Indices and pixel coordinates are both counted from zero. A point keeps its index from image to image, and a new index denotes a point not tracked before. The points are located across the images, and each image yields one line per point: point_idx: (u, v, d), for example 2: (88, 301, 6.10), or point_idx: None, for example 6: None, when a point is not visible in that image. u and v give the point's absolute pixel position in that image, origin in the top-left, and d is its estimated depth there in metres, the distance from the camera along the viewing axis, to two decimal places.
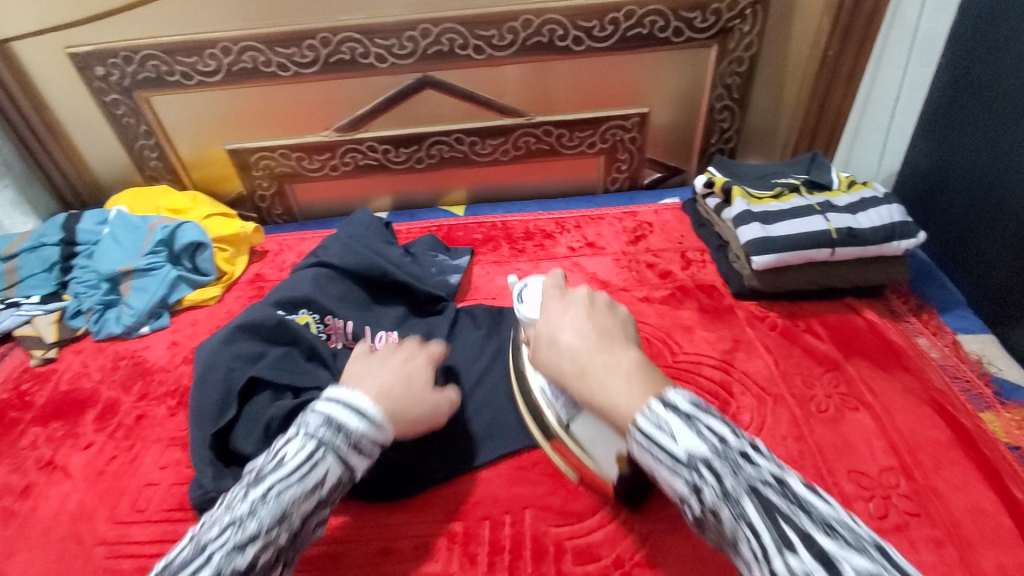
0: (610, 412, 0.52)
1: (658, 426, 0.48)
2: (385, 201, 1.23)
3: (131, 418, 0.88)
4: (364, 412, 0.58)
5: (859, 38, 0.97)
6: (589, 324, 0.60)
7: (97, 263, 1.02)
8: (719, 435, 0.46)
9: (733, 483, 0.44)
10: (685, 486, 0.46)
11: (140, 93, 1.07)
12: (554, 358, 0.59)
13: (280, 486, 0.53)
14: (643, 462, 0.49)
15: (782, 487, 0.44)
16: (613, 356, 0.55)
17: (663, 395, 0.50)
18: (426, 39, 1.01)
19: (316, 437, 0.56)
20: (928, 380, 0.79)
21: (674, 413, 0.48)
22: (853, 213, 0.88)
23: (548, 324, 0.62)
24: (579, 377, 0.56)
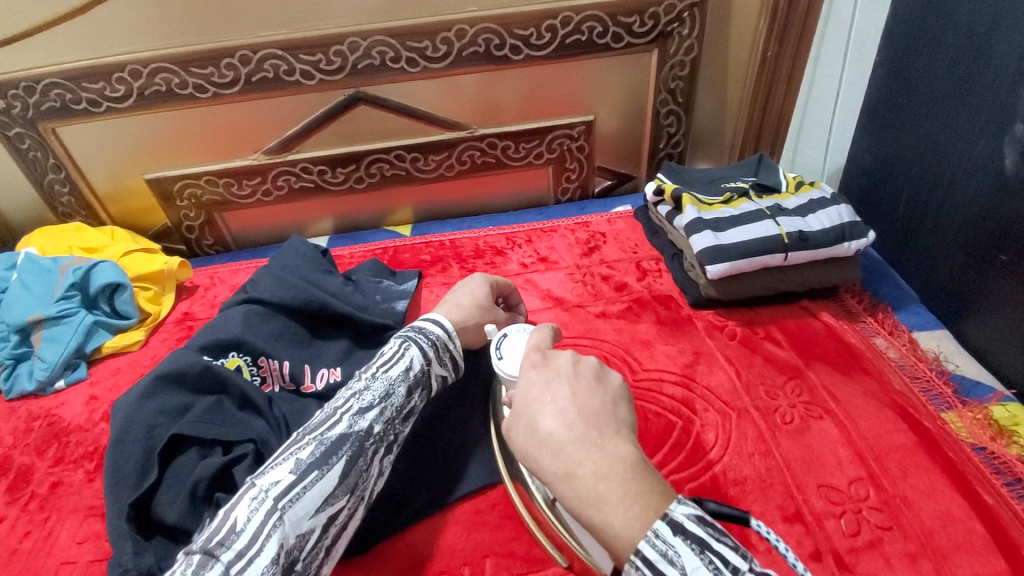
0: (598, 527, 0.42)
1: (665, 556, 0.39)
2: (326, 223, 1.16)
3: (46, 487, 0.78)
4: (439, 322, 0.68)
5: (796, 38, 0.96)
6: (579, 406, 0.46)
7: (4, 313, 0.91)
8: (734, 568, 0.39)
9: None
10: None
11: (44, 124, 0.97)
12: (532, 446, 0.46)
13: (385, 364, 0.62)
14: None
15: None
16: (607, 455, 0.43)
17: (669, 514, 0.41)
18: (355, 53, 0.95)
19: (404, 334, 0.66)
20: (888, 382, 0.78)
21: (685, 540, 0.40)
22: (803, 215, 0.86)
23: (526, 400, 0.48)
24: (564, 479, 0.44)
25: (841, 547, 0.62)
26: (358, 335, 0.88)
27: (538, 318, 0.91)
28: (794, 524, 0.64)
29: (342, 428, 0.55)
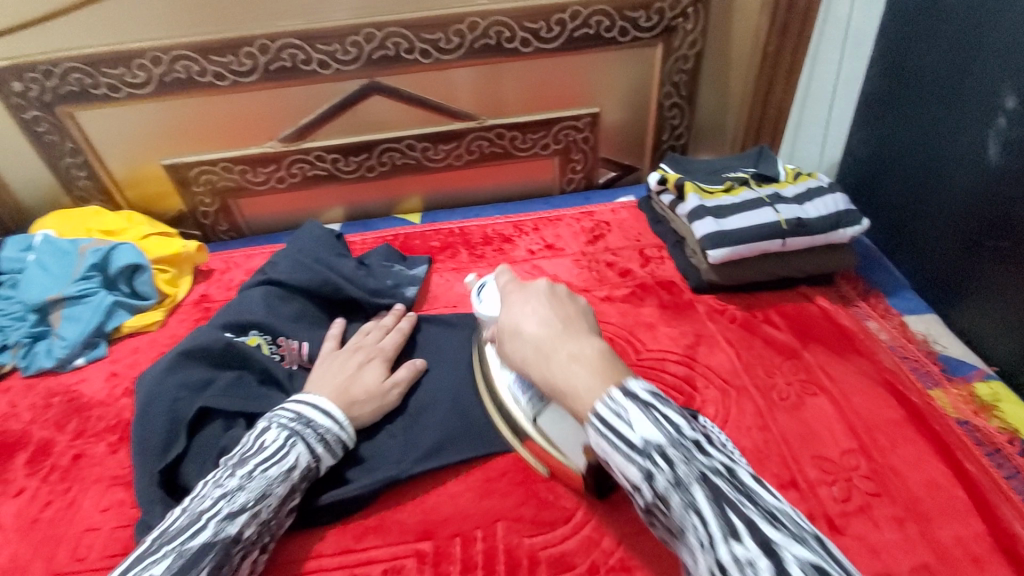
0: (569, 396, 0.51)
1: (616, 413, 0.46)
2: (337, 211, 1.19)
3: (68, 459, 0.77)
4: (331, 413, 0.67)
5: (797, 32, 1.00)
6: (552, 312, 0.59)
7: (22, 293, 0.91)
8: (676, 423, 0.46)
9: (686, 470, 0.44)
10: (639, 474, 0.45)
11: (63, 108, 1.00)
12: (517, 346, 0.58)
13: (264, 463, 0.60)
14: (598, 448, 0.47)
15: (729, 476, 0.44)
16: (578, 342, 0.54)
17: (623, 382, 0.49)
18: (370, 44, 0.98)
19: (289, 426, 0.64)
20: (879, 361, 0.82)
21: (634, 401, 0.47)
22: (801, 203, 0.90)
23: (511, 313, 0.61)
24: (542, 361, 0.55)
25: (833, 512, 0.66)
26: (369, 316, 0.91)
27: None
28: (790, 492, 0.68)
29: (205, 538, 0.53)
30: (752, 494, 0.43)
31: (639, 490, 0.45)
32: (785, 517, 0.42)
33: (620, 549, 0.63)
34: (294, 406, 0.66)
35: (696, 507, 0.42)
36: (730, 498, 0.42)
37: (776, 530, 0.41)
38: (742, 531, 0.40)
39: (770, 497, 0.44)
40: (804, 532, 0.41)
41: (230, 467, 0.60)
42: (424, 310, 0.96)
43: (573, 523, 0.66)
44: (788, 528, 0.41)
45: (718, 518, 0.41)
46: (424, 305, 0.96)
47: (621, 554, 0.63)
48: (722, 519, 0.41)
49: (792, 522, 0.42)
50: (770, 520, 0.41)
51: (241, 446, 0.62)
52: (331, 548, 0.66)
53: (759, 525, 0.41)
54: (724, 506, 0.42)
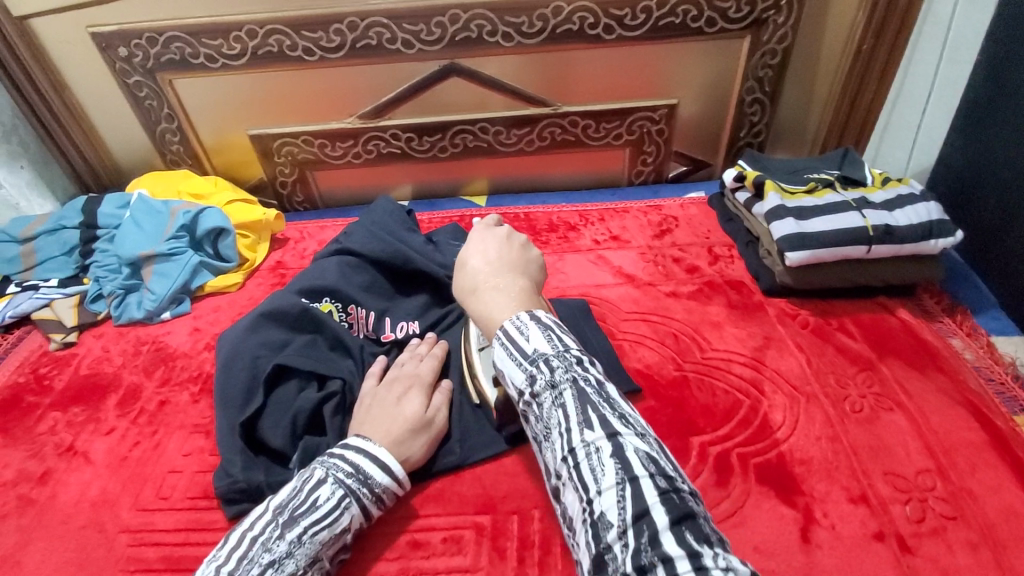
0: (485, 319, 0.58)
1: (518, 329, 0.53)
2: (405, 189, 1.21)
3: (154, 404, 0.82)
4: (389, 468, 0.63)
5: (895, 29, 0.95)
6: (498, 253, 0.64)
7: (118, 247, 0.98)
8: (565, 342, 0.52)
9: (562, 376, 0.50)
10: (524, 378, 0.51)
11: (163, 75, 1.05)
12: (459, 276, 0.64)
13: (316, 526, 0.57)
14: (498, 357, 0.54)
15: (601, 386, 0.50)
16: (507, 279, 0.61)
17: (531, 310, 0.55)
18: (454, 25, 1.00)
19: (345, 484, 0.60)
20: (963, 381, 0.78)
21: (535, 322, 0.53)
22: (890, 210, 0.86)
23: (465, 246, 0.66)
24: (472, 294, 0.61)
25: (905, 530, 0.63)
26: (437, 292, 0.91)
27: (610, 292, 0.94)
28: (858, 505, 0.66)
29: None
30: (616, 404, 0.49)
31: (523, 393, 0.52)
32: (638, 425, 0.48)
33: None
34: (352, 457, 0.61)
35: (563, 404, 0.49)
36: (594, 404, 0.48)
37: (626, 429, 0.47)
38: (598, 428, 0.47)
39: (628, 409, 0.50)
40: (646, 435, 0.48)
41: (280, 524, 0.56)
42: None
43: None
44: (636, 430, 0.48)
45: (578, 413, 0.48)
46: None
47: None
48: (583, 415, 0.48)
49: (643, 431, 0.48)
50: (624, 421, 0.48)
51: (290, 495, 0.58)
52: (393, 511, 0.68)
53: (614, 425, 0.47)
54: (586, 407, 0.48)
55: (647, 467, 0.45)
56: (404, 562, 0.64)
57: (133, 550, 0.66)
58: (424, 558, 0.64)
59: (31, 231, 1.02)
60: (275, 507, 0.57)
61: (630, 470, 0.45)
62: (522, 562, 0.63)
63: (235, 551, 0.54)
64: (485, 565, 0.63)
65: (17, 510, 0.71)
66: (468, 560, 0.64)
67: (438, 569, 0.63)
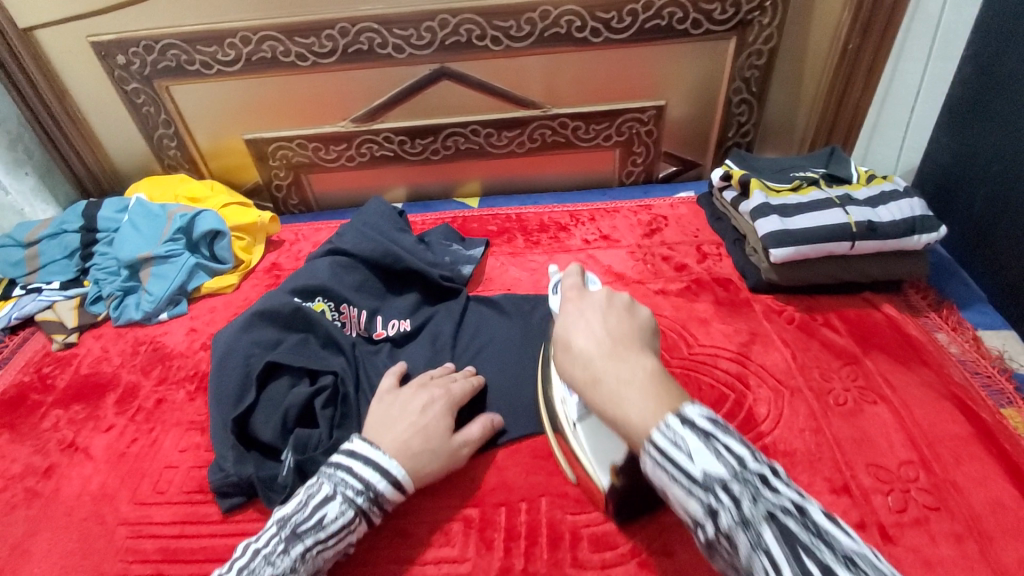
0: (623, 424, 0.46)
1: (674, 443, 0.43)
2: (400, 192, 1.23)
3: (152, 402, 0.84)
4: (396, 481, 0.63)
5: (881, 29, 0.97)
6: (607, 323, 0.53)
7: (117, 250, 1.00)
8: (738, 454, 0.42)
9: (752, 509, 0.40)
10: (700, 508, 0.42)
11: (160, 82, 1.08)
12: (568, 365, 0.52)
13: (322, 544, 0.57)
14: (655, 477, 0.44)
15: (801, 514, 0.41)
16: (628, 363, 0.49)
17: (681, 409, 0.44)
18: (444, 30, 1.02)
19: (356, 504, 0.60)
20: (947, 374, 0.79)
21: (692, 430, 0.43)
22: (873, 207, 0.87)
23: (561, 326, 0.55)
24: (591, 385, 0.49)
25: (887, 520, 0.64)
26: (427, 291, 0.93)
27: None
28: (841, 496, 0.67)
29: None
30: (826, 534, 0.40)
31: (700, 526, 0.42)
32: (867, 561, 0.38)
33: (661, 535, 0.64)
34: (360, 474, 0.61)
35: (766, 549, 0.39)
36: (802, 541, 0.39)
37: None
38: None
39: (849, 539, 0.40)
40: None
41: (283, 539, 0.56)
42: (478, 291, 0.97)
43: None
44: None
45: (791, 562, 0.38)
46: (480, 286, 0.98)
47: (662, 540, 0.63)
48: (796, 564, 0.38)
49: (875, 566, 0.38)
50: (848, 565, 0.38)
51: (295, 510, 0.58)
52: None
53: (838, 572, 0.37)
54: (796, 549, 0.39)
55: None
56: (393, 554, 0.65)
57: (130, 542, 0.68)
58: (414, 550, 0.65)
59: (33, 236, 1.04)
60: (279, 522, 0.58)
61: None
62: (508, 552, 0.64)
63: (237, 563, 0.55)
64: (472, 557, 0.64)
65: (22, 503, 0.73)
66: (456, 551, 0.65)
67: (427, 559, 0.65)
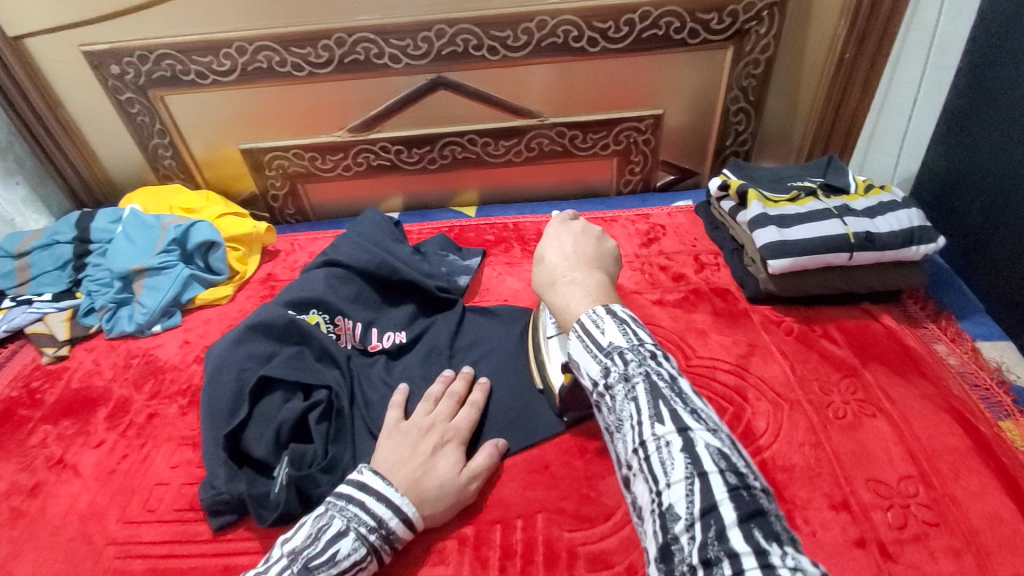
0: (563, 312, 0.59)
1: (595, 323, 0.53)
2: (397, 201, 1.23)
3: (143, 417, 0.83)
4: (408, 519, 0.61)
5: (877, 38, 0.96)
6: (575, 247, 0.65)
7: (110, 261, 0.99)
8: (643, 338, 0.51)
9: (635, 368, 0.48)
10: (599, 370, 0.50)
11: (154, 92, 1.07)
12: (538, 273, 0.65)
13: None
14: (573, 351, 0.54)
15: (674, 379, 0.48)
16: (583, 274, 0.61)
17: (609, 305, 0.55)
18: (440, 39, 1.01)
19: (368, 541, 0.59)
20: (946, 387, 0.78)
21: (613, 317, 0.53)
22: (871, 217, 0.87)
23: (541, 244, 0.67)
24: (549, 287, 0.62)
25: (886, 537, 0.63)
26: (423, 302, 0.92)
27: None
28: (840, 512, 0.66)
29: None
30: (687, 395, 0.47)
31: (596, 384, 0.51)
32: (710, 417, 0.45)
33: None
34: (373, 509, 0.60)
35: (634, 397, 0.47)
36: (664, 393, 0.46)
37: (697, 421, 0.44)
38: (666, 417, 0.45)
39: (705, 404, 0.47)
40: (719, 430, 0.45)
41: (292, 575, 0.54)
42: (475, 302, 0.97)
43: (612, 523, 0.66)
44: (708, 424, 0.45)
45: (649, 405, 0.46)
46: (476, 297, 0.98)
47: None
48: (652, 406, 0.46)
49: (715, 423, 0.45)
50: (694, 414, 0.45)
51: (306, 543, 0.57)
52: None
53: (683, 416, 0.45)
54: (658, 399, 0.46)
55: (718, 462, 0.42)
56: (386, 573, 0.64)
57: (119, 562, 0.67)
58: (407, 569, 0.64)
59: (25, 246, 1.04)
60: (287, 554, 0.56)
61: (699, 462, 0.42)
62: (503, 571, 0.63)
63: None
64: None
65: (8, 522, 0.72)
66: (450, 570, 0.64)
67: None
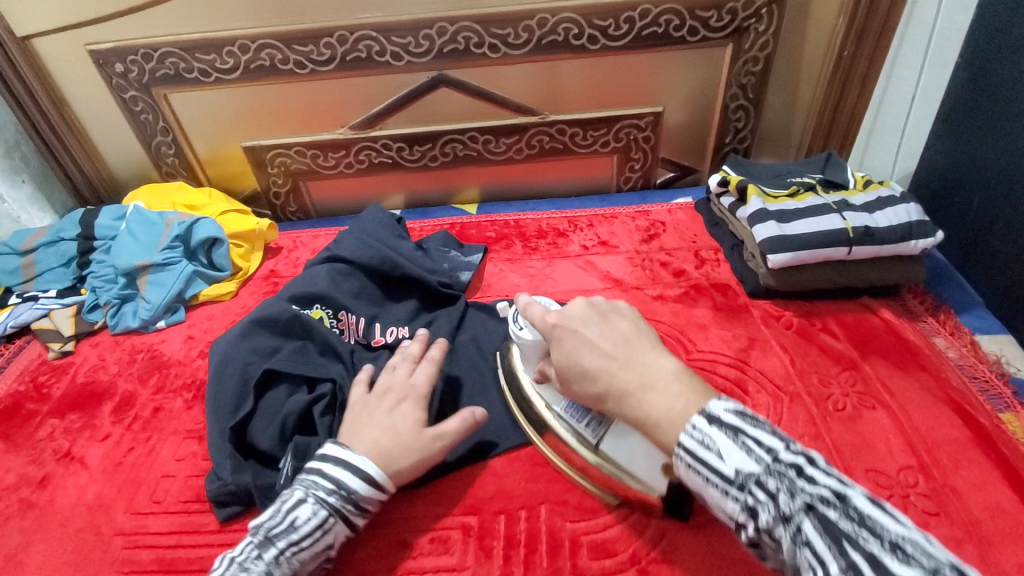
0: (657, 430, 0.50)
1: (703, 444, 0.47)
2: (398, 199, 1.24)
3: (148, 411, 0.84)
4: (371, 475, 0.62)
5: (876, 35, 0.97)
6: (608, 339, 0.56)
7: (114, 257, 1.00)
8: (767, 449, 0.45)
9: (789, 502, 0.42)
10: (739, 507, 0.44)
11: (158, 90, 1.08)
12: (590, 384, 0.55)
13: (295, 547, 0.58)
14: (693, 482, 0.48)
15: (842, 503, 0.41)
16: (647, 367, 0.53)
17: (706, 407, 0.49)
18: (442, 37, 1.02)
19: (327, 504, 0.60)
20: (945, 379, 0.79)
21: (718, 428, 0.47)
22: (870, 212, 0.88)
23: (566, 350, 0.57)
24: (620, 397, 0.53)
25: None
26: (425, 297, 0.93)
27: None
28: None
29: None
30: (871, 523, 0.40)
31: (744, 526, 0.44)
32: (917, 547, 0.38)
33: (661, 543, 0.64)
34: (328, 473, 0.61)
35: (806, 542, 0.40)
36: (843, 531, 0.39)
37: (906, 566, 0.37)
38: (862, 567, 0.38)
39: (898, 525, 0.39)
40: (941, 564, 0.37)
41: (256, 545, 0.57)
42: (476, 298, 0.97)
43: (614, 513, 0.67)
44: (921, 563, 0.37)
45: (832, 553, 0.39)
46: (478, 292, 0.99)
47: (662, 547, 0.63)
48: (837, 554, 0.39)
49: (927, 553, 0.38)
50: (896, 553, 0.38)
51: (269, 517, 0.59)
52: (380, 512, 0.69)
53: (882, 558, 0.38)
54: (840, 541, 0.39)
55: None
56: (392, 563, 0.65)
57: (127, 553, 0.67)
58: (413, 559, 0.65)
59: (30, 243, 1.04)
60: (256, 529, 0.59)
61: None
62: (508, 560, 0.64)
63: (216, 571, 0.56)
64: (472, 565, 0.64)
65: (17, 514, 0.73)
66: (455, 560, 0.65)
67: (425, 568, 0.64)
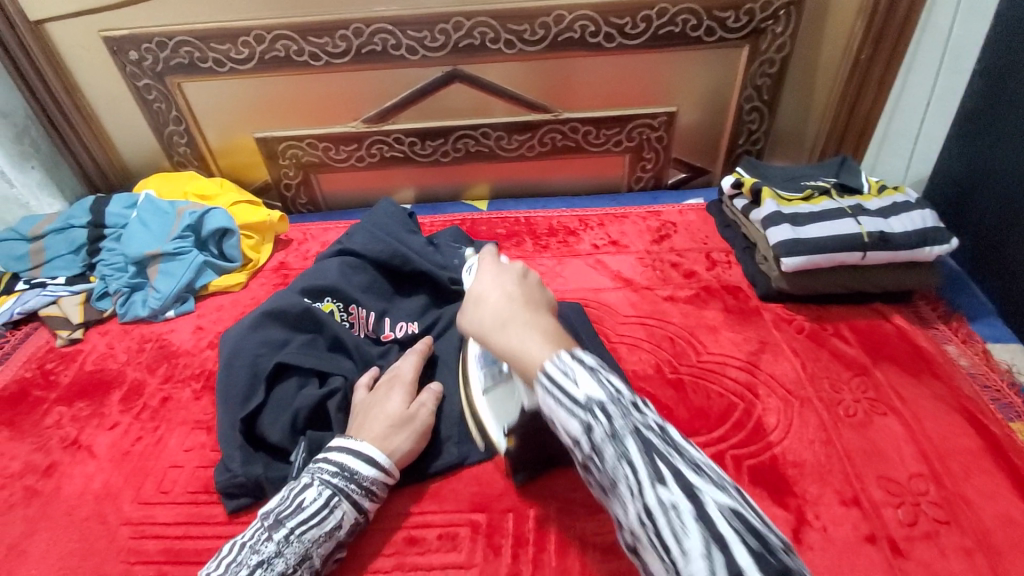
0: (521, 359, 0.51)
1: (565, 372, 0.47)
2: (408, 193, 1.23)
3: (157, 401, 0.84)
4: (373, 458, 0.64)
5: (892, 40, 0.97)
6: (519, 290, 0.57)
7: (124, 246, 1.00)
8: (616, 383, 0.47)
9: (622, 424, 0.44)
10: (580, 428, 0.46)
11: (172, 78, 1.08)
12: (478, 314, 0.56)
13: (302, 526, 0.58)
14: (544, 404, 0.48)
15: (662, 429, 0.46)
16: (537, 319, 0.54)
17: (572, 348, 0.49)
18: (457, 32, 1.02)
19: (332, 484, 0.61)
20: (957, 388, 0.79)
21: (581, 363, 0.47)
22: (885, 217, 0.87)
23: (478, 283, 0.59)
24: (499, 330, 0.53)
25: (897, 534, 0.64)
26: (435, 293, 0.92)
27: (607, 296, 0.95)
28: (851, 508, 0.66)
29: None
30: (679, 446, 0.45)
31: (578, 443, 0.46)
32: (709, 467, 0.44)
33: None
34: (331, 456, 0.63)
35: (628, 458, 0.44)
36: (659, 450, 0.44)
37: (700, 477, 0.43)
38: (668, 477, 0.42)
39: (695, 451, 0.46)
40: (722, 480, 0.44)
41: (266, 528, 0.58)
42: None
43: None
44: (710, 477, 0.43)
45: (648, 467, 0.43)
46: None
47: None
48: (651, 467, 0.43)
49: (715, 472, 0.44)
50: (696, 469, 0.43)
51: (278, 502, 0.60)
52: (388, 506, 0.69)
53: (685, 472, 0.43)
54: (654, 456, 0.43)
55: (734, 524, 0.40)
56: (399, 558, 0.65)
57: (133, 542, 0.67)
58: (420, 555, 0.65)
59: (38, 229, 1.04)
60: (264, 515, 0.59)
61: (716, 530, 0.40)
62: (515, 559, 0.64)
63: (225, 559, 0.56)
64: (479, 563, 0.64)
65: (23, 501, 0.73)
66: (463, 557, 0.64)
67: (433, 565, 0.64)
